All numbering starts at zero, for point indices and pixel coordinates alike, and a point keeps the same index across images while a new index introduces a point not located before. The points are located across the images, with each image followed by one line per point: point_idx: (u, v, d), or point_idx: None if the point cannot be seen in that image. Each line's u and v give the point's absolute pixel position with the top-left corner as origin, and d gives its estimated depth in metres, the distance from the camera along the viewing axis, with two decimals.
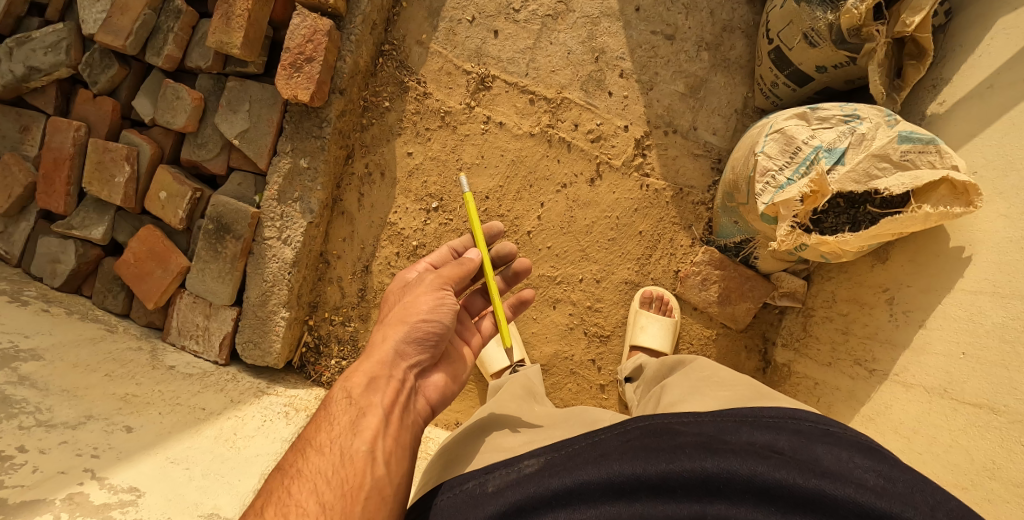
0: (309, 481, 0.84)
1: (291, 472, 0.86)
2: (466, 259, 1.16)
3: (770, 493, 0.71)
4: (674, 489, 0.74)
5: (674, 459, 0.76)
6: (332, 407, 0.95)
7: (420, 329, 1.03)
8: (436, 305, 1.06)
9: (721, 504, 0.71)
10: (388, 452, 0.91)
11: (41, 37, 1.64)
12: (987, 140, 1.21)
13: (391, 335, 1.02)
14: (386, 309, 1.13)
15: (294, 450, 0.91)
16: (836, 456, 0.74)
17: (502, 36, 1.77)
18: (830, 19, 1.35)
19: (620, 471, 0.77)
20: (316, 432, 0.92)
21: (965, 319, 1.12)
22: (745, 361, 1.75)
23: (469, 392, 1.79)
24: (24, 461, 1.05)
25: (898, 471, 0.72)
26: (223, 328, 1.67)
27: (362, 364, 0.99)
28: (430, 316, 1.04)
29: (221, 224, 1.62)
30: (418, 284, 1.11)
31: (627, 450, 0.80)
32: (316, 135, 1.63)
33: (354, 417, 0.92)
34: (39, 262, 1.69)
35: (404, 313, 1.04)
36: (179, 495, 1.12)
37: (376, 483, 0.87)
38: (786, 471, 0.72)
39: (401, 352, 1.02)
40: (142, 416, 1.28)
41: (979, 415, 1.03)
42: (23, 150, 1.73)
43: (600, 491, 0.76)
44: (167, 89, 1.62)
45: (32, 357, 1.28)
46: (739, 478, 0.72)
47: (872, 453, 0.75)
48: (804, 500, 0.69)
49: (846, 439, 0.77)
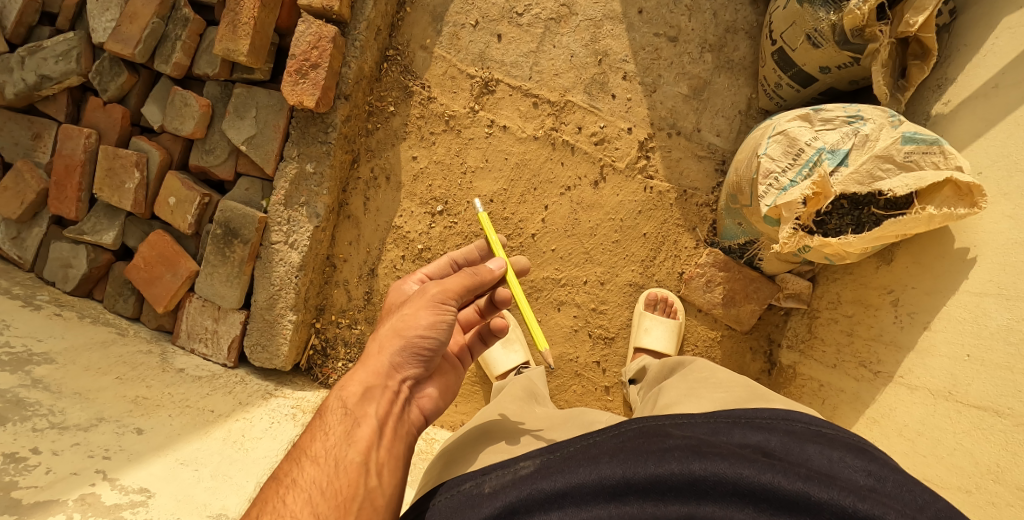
0: (303, 492, 0.86)
1: (286, 482, 0.88)
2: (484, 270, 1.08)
3: (755, 495, 0.70)
4: (663, 492, 0.74)
5: (662, 462, 0.76)
6: (327, 416, 0.96)
7: (417, 343, 1.02)
8: (435, 320, 1.02)
9: (709, 506, 0.70)
10: (381, 462, 0.94)
11: (52, 45, 1.67)
12: (992, 140, 1.20)
13: (387, 348, 1.02)
14: (383, 317, 1.11)
15: (290, 459, 0.93)
16: (828, 457, 0.76)
17: (506, 40, 1.78)
18: (834, 20, 1.34)
19: (610, 474, 0.77)
20: (311, 441, 0.94)
21: (969, 321, 1.12)
22: (750, 363, 1.74)
23: (474, 394, 1.80)
24: (38, 463, 1.07)
25: (888, 470, 0.74)
26: (231, 331, 1.69)
27: (358, 374, 1.00)
28: (427, 332, 1.02)
29: (229, 229, 1.64)
30: (418, 294, 1.07)
31: (617, 452, 0.81)
32: (322, 140, 1.65)
33: (349, 427, 0.94)
34: (52, 267, 1.73)
35: (400, 325, 1.02)
36: (189, 495, 1.15)
37: (369, 494, 0.89)
38: (771, 474, 0.71)
39: (395, 365, 1.02)
40: (153, 418, 1.30)
41: (984, 418, 1.02)
42: (35, 157, 1.77)
43: (590, 495, 0.77)
44: (176, 96, 1.64)
45: (45, 360, 1.31)
46: (726, 480, 0.71)
47: (862, 453, 0.76)
48: (790, 502, 0.68)
49: (837, 440, 0.79)
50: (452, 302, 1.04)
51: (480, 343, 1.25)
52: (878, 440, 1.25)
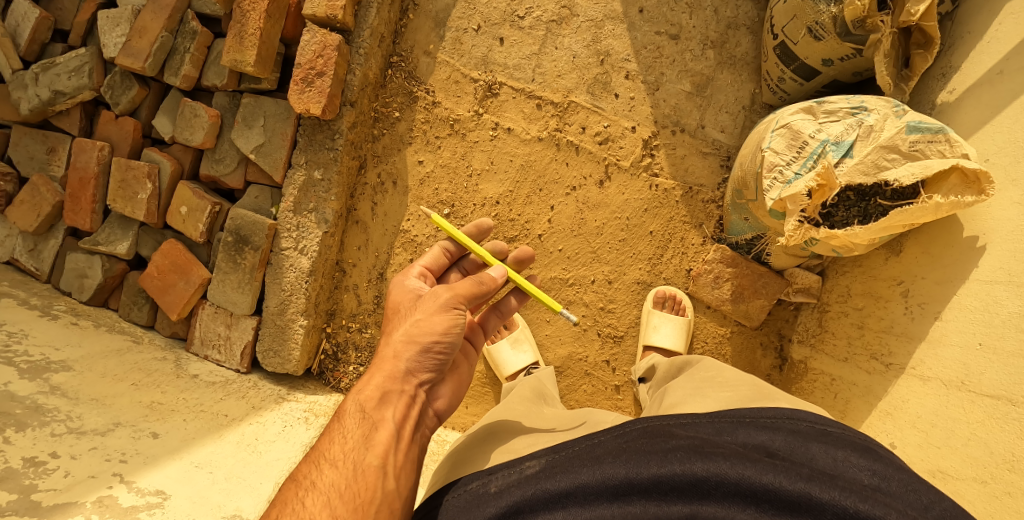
0: (323, 494, 0.87)
1: (306, 484, 0.90)
2: (486, 278, 1.10)
3: (756, 496, 0.70)
4: (665, 492, 0.74)
5: (665, 463, 0.76)
6: (346, 419, 0.98)
7: (432, 349, 1.03)
8: (449, 327, 1.04)
9: (711, 506, 0.71)
10: (398, 465, 0.95)
11: (64, 62, 1.72)
12: (999, 126, 1.19)
13: (403, 354, 1.02)
14: (393, 317, 1.11)
15: (308, 461, 0.94)
16: (832, 457, 0.76)
17: (507, 43, 1.79)
18: (834, 12, 1.33)
19: (613, 474, 0.78)
20: (329, 444, 0.95)
21: (980, 310, 1.10)
22: (761, 360, 1.73)
23: (485, 395, 1.81)
24: (56, 466, 1.10)
25: (893, 470, 0.74)
26: (243, 336, 1.71)
27: (374, 379, 1.01)
28: (441, 337, 1.04)
29: (240, 236, 1.67)
30: (429, 296, 1.08)
31: (620, 452, 0.81)
32: (329, 146, 1.67)
33: (367, 431, 0.95)
34: (68, 278, 1.77)
35: (415, 332, 1.03)
36: (204, 497, 1.16)
37: (386, 496, 0.90)
38: (773, 475, 0.70)
39: (412, 369, 1.03)
40: (167, 423, 1.32)
41: (998, 407, 1.00)
42: (50, 170, 1.81)
43: (594, 495, 0.77)
44: (186, 108, 1.68)
45: (63, 368, 1.34)
46: (728, 481, 0.71)
47: (867, 452, 0.76)
48: (791, 504, 0.68)
49: (843, 439, 0.79)
50: (461, 309, 1.07)
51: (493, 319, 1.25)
52: (892, 433, 1.23)
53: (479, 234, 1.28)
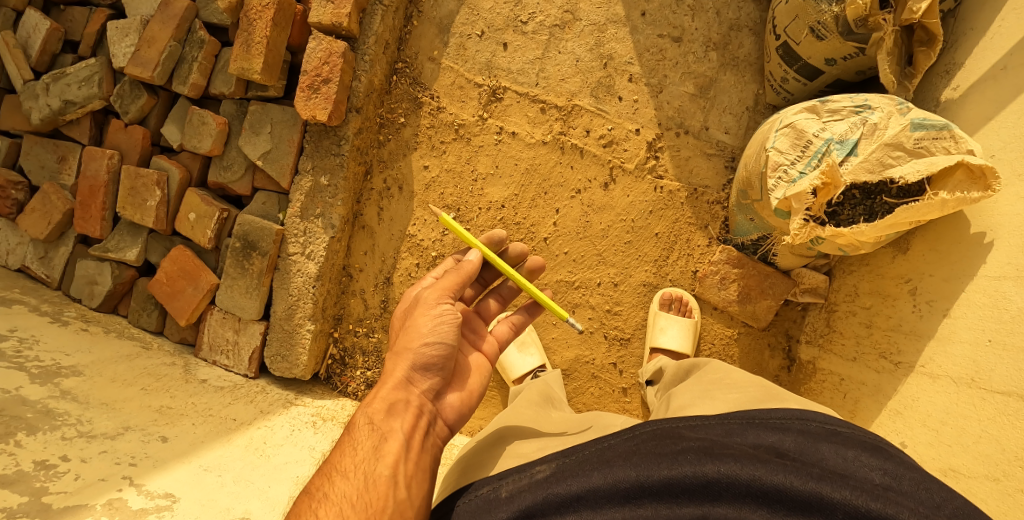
0: (335, 505, 0.87)
1: (318, 495, 0.90)
2: (466, 263, 1.17)
3: (768, 497, 0.69)
4: (677, 494, 0.74)
5: (675, 465, 0.76)
6: (355, 432, 0.99)
7: (422, 352, 1.06)
8: (435, 324, 1.08)
9: (723, 508, 0.70)
10: (409, 474, 0.96)
11: (75, 72, 1.75)
12: (1003, 122, 1.18)
13: (398, 365, 1.06)
14: (393, 334, 1.15)
15: (321, 473, 0.94)
16: (842, 456, 0.75)
17: (511, 48, 1.81)
18: (836, 12, 1.33)
19: (624, 477, 0.78)
20: (340, 456, 0.96)
21: (989, 306, 1.10)
22: (769, 360, 1.72)
23: (492, 398, 1.81)
24: (66, 469, 1.11)
25: (904, 468, 0.73)
26: (251, 342, 1.72)
27: (380, 392, 1.03)
28: (428, 338, 1.07)
29: (247, 242, 1.69)
30: (416, 303, 1.13)
31: (630, 455, 0.81)
32: (335, 152, 1.69)
33: (377, 442, 0.96)
34: (79, 284, 1.80)
35: (406, 340, 1.07)
36: (213, 499, 1.17)
37: (398, 506, 0.91)
38: (785, 475, 0.70)
39: (410, 378, 1.06)
40: (176, 427, 1.33)
41: (1008, 403, 1.00)
42: (61, 179, 1.84)
43: (605, 499, 0.77)
44: (194, 115, 1.70)
45: (73, 372, 1.35)
46: (739, 482, 0.71)
47: (878, 451, 0.76)
48: (802, 504, 0.67)
49: (853, 439, 0.79)
50: (446, 301, 1.11)
51: (505, 331, 1.27)
52: (902, 432, 1.22)
53: (492, 246, 1.24)
